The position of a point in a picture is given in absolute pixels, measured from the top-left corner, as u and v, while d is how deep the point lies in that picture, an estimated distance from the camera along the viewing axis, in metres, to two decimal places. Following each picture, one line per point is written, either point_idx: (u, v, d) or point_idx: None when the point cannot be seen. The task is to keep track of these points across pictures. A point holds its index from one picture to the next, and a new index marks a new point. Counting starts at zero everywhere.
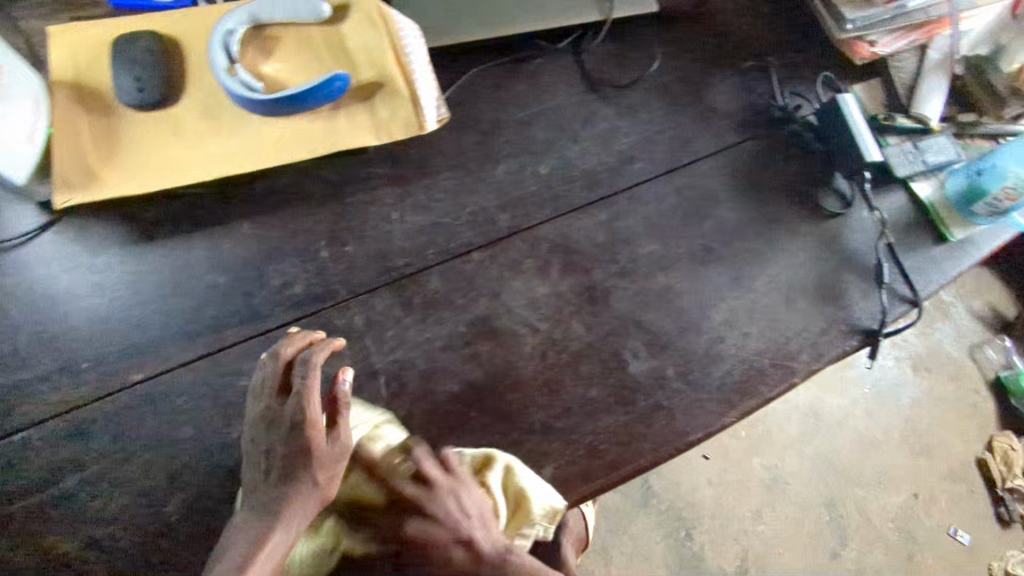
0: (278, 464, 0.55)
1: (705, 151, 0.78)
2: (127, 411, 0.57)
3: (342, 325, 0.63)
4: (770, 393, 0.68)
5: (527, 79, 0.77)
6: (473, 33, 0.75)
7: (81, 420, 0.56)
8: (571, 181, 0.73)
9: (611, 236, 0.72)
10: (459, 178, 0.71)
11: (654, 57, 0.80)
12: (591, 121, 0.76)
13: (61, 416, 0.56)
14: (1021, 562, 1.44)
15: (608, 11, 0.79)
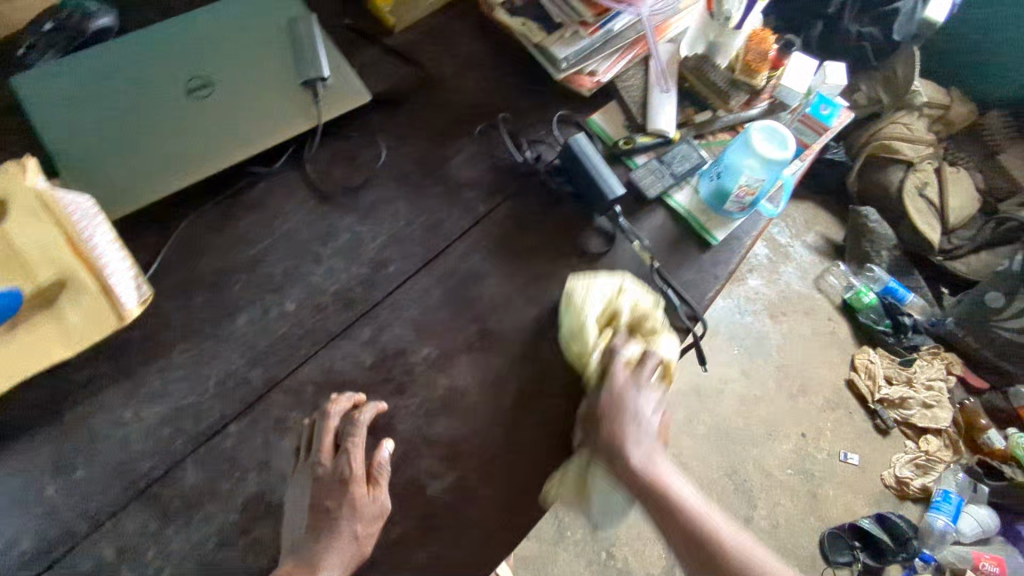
0: (322, 514, 0.58)
1: (460, 230, 0.75)
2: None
3: (90, 567, 0.55)
4: (580, 463, 0.66)
5: (250, 210, 0.71)
6: (164, 183, 0.67)
7: None
8: (324, 308, 0.68)
9: (381, 354, 0.68)
10: (196, 347, 0.64)
11: (383, 147, 0.77)
12: (331, 235, 0.72)
13: None
14: (909, 461, 1.53)
15: (317, 116, 0.74)
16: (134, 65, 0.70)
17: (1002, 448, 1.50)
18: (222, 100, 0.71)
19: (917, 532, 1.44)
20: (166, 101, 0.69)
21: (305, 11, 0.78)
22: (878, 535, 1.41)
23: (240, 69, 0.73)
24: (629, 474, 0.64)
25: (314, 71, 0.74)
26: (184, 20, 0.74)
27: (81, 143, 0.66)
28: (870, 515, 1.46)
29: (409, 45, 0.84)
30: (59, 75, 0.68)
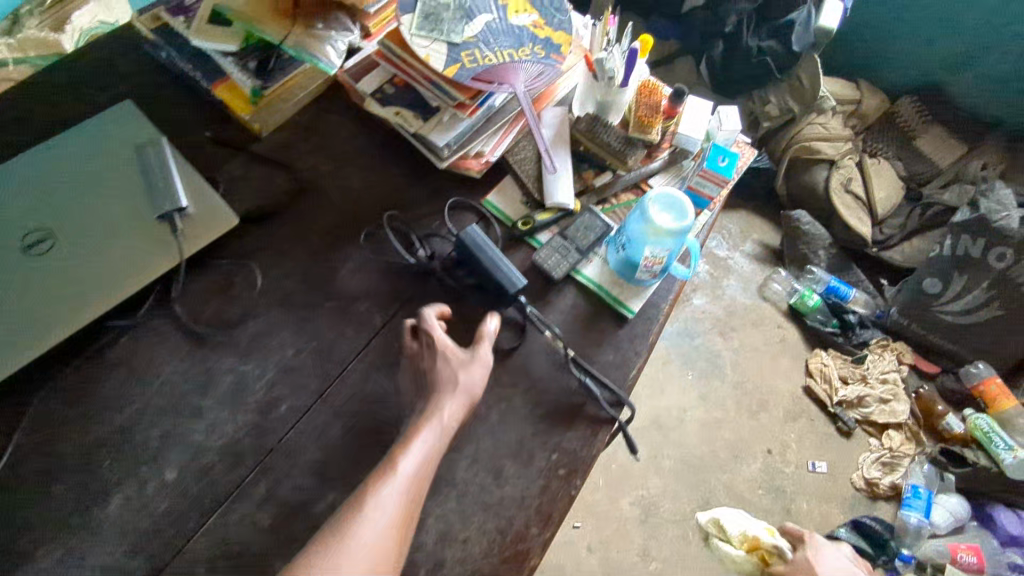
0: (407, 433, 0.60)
1: (357, 348, 0.69)
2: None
3: None
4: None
5: (116, 369, 0.64)
6: (4, 360, 0.60)
7: None
8: (210, 469, 0.62)
9: (281, 511, 0.61)
10: (65, 545, 0.57)
11: (260, 270, 0.71)
12: (211, 382, 0.65)
13: None
14: (876, 460, 1.50)
15: (179, 250, 0.67)
16: None
17: (963, 432, 1.50)
18: (67, 251, 0.64)
19: (894, 531, 1.40)
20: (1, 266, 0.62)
21: (155, 134, 0.72)
22: (858, 545, 1.36)
23: (86, 213, 0.66)
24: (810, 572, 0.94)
25: (170, 202, 0.67)
26: (19, 169, 0.67)
27: None
28: (845, 523, 1.42)
29: (280, 148, 0.78)
30: None
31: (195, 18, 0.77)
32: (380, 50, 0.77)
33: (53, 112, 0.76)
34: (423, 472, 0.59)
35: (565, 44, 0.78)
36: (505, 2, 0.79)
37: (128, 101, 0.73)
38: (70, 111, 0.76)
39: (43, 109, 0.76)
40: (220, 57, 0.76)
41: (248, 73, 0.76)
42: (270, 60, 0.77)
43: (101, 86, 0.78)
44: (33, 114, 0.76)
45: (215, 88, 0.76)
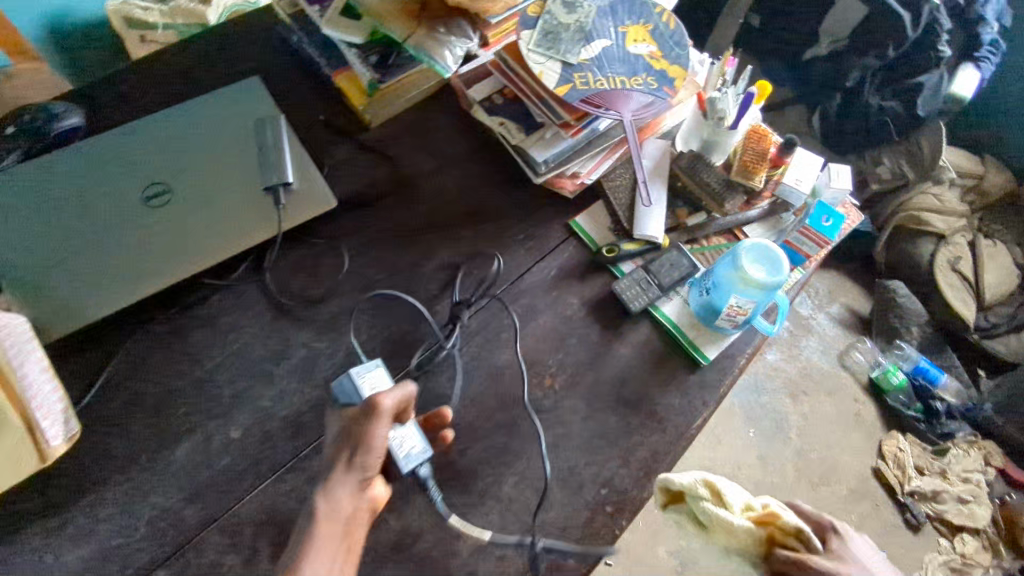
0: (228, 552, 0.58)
1: (424, 344, 0.71)
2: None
3: None
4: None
5: (204, 324, 0.68)
6: (110, 296, 0.65)
7: None
8: (271, 436, 0.64)
9: (330, 490, 0.62)
10: (131, 481, 0.60)
11: (347, 255, 0.74)
12: (287, 353, 0.68)
13: None
14: (943, 564, 1.38)
15: (278, 222, 0.71)
16: (94, 173, 0.69)
17: None
18: (180, 206, 0.69)
19: None
20: (122, 210, 0.68)
21: (274, 111, 0.77)
22: None
23: (203, 176, 0.71)
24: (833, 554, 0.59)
25: (277, 176, 0.71)
26: (154, 126, 0.73)
27: (32, 258, 0.64)
28: None
29: (384, 140, 0.81)
30: (20, 188, 0.68)
31: (328, 7, 0.80)
32: (496, 60, 0.80)
33: (192, 79, 0.82)
34: (331, 512, 0.57)
35: (680, 78, 0.78)
36: (625, 29, 0.80)
37: (255, 78, 0.79)
38: (206, 81, 0.82)
39: (183, 76, 0.83)
40: (346, 48, 0.80)
41: (367, 65, 0.79)
42: (391, 57, 0.80)
43: (236, 61, 0.85)
44: (173, 79, 0.82)
45: (336, 77, 0.81)
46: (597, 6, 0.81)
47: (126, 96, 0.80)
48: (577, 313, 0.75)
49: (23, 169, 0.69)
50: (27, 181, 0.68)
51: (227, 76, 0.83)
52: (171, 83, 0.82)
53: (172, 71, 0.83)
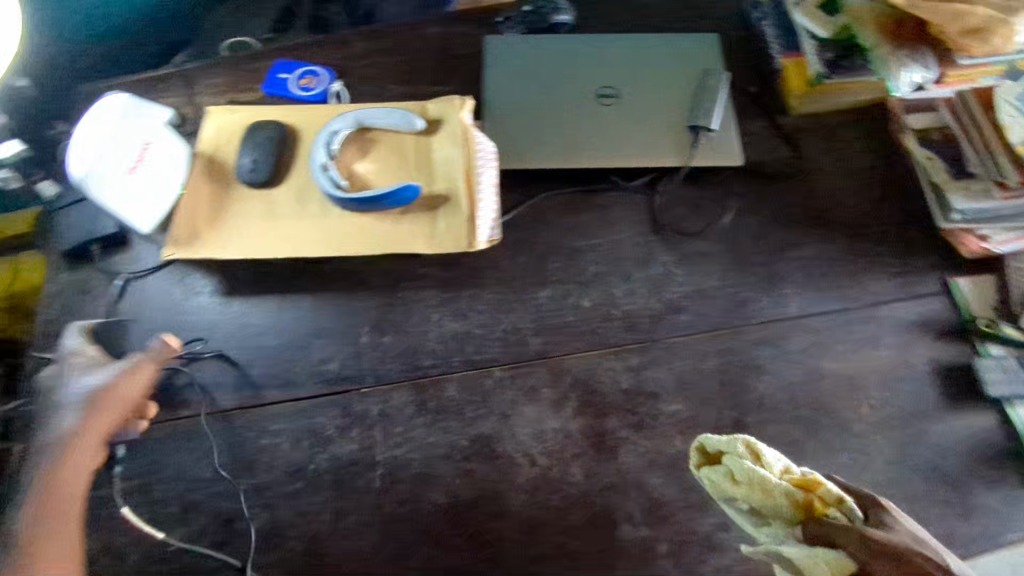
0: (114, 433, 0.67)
1: (763, 316, 0.74)
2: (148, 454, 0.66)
3: (359, 409, 0.68)
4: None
5: (595, 213, 0.81)
6: (548, 154, 0.81)
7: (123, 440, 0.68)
8: (610, 319, 0.74)
9: (639, 385, 0.70)
10: (503, 294, 0.75)
11: (729, 212, 0.81)
12: (648, 263, 0.77)
13: None
14: None
15: (689, 156, 0.81)
16: (572, 64, 0.88)
17: None
18: (622, 111, 0.83)
19: None
20: (581, 97, 0.85)
21: (720, 69, 0.87)
22: None
23: (647, 95, 0.85)
24: None
25: (705, 121, 0.81)
26: (626, 47, 0.89)
27: (511, 105, 0.84)
28: None
29: (799, 131, 0.87)
30: (520, 54, 0.89)
31: None
32: (954, 101, 0.81)
33: (658, 24, 0.96)
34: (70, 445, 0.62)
35: None
36: None
37: (715, 38, 0.91)
38: (669, 28, 0.95)
39: (653, 18, 0.96)
40: (806, 37, 0.87)
41: (821, 59, 0.84)
42: (847, 59, 0.84)
43: (698, 19, 0.96)
44: (644, 18, 0.96)
45: (783, 61, 0.88)
46: None
47: (605, 18, 0.96)
48: (922, 365, 0.72)
49: (526, 41, 0.90)
50: (527, 54, 0.89)
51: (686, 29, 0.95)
52: (642, 20, 0.96)
53: (645, 11, 0.97)
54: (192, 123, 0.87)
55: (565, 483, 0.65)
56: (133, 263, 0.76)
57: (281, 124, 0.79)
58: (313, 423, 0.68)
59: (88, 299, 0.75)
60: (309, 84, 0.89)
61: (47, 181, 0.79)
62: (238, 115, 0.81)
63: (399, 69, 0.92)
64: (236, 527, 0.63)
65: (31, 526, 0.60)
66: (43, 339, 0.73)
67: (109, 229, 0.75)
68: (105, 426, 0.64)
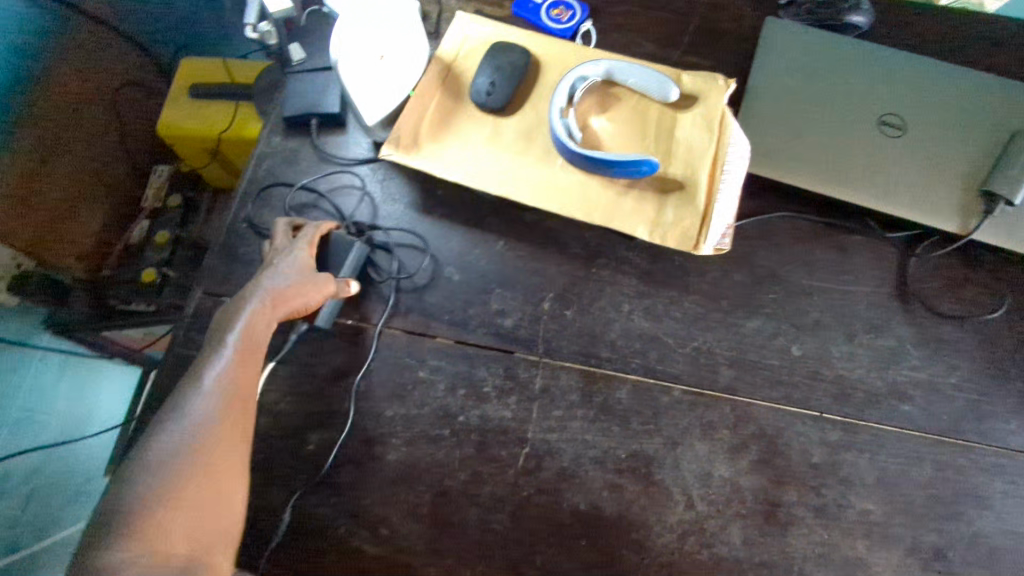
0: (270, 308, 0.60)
1: (1002, 441, 0.62)
2: (311, 346, 0.65)
3: (521, 377, 0.64)
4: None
5: (834, 253, 0.69)
6: (798, 172, 0.70)
7: None
8: (819, 379, 0.64)
9: (831, 464, 0.61)
10: (705, 310, 0.67)
11: (1001, 307, 0.67)
12: (881, 330, 0.66)
13: None
14: None
15: (969, 227, 0.67)
16: (860, 73, 0.73)
17: None
18: (904, 149, 0.69)
19: None
20: (859, 117, 0.71)
21: None
22: None
23: (940, 138, 0.70)
24: None
25: (1008, 191, 0.65)
26: (935, 74, 0.73)
27: (773, 102, 0.73)
28: None
29: None
30: (799, 43, 0.75)
31: None
32: None
33: (971, 58, 0.80)
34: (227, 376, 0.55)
35: None
36: None
37: None
38: (984, 68, 0.79)
39: (967, 51, 0.80)
40: None
41: None
42: None
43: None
44: (955, 48, 0.80)
45: None
46: None
47: (907, 31, 0.81)
48: None
49: (809, 31, 0.76)
50: (814, 48, 0.75)
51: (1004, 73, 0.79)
52: (952, 49, 0.80)
53: (959, 39, 0.81)
54: (431, 25, 0.83)
55: (719, 540, 0.58)
56: (342, 149, 0.74)
57: (526, 53, 0.73)
58: (472, 374, 0.64)
59: (293, 172, 0.74)
60: (560, 16, 0.81)
61: (295, 42, 0.76)
62: (483, 28, 0.75)
63: (656, 27, 0.83)
64: (373, 451, 0.61)
65: (184, 474, 0.49)
66: (243, 199, 0.73)
67: (332, 110, 0.73)
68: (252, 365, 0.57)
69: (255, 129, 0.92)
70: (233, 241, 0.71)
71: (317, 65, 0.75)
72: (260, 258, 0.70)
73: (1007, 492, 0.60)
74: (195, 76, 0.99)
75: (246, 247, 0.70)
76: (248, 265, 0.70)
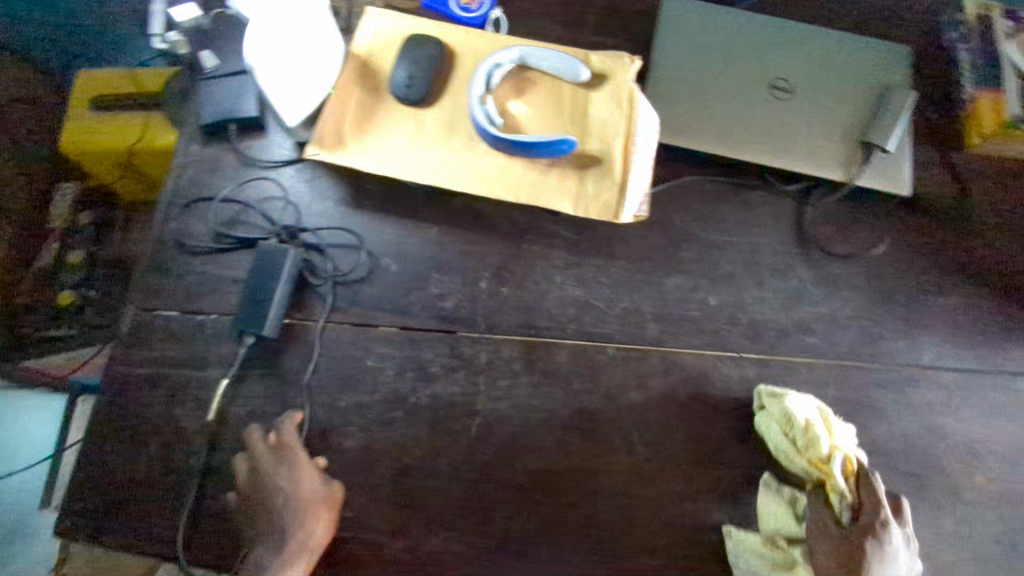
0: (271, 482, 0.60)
1: (890, 358, 0.71)
2: (259, 348, 0.67)
3: (467, 354, 0.67)
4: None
5: (740, 209, 0.76)
6: (703, 138, 0.76)
7: (228, 328, 0.67)
8: (735, 323, 0.71)
9: (751, 397, 0.68)
10: (630, 272, 0.72)
11: (886, 241, 0.75)
12: (785, 274, 0.74)
13: (200, 318, 0.68)
14: None
15: (853, 175, 0.75)
16: (748, 43, 0.80)
17: None
18: (792, 110, 0.77)
19: None
20: (751, 83, 0.78)
21: (906, 85, 0.80)
22: None
23: (822, 98, 0.78)
24: None
25: (880, 139, 0.74)
26: (813, 37, 0.81)
27: (675, 75, 0.78)
28: None
29: (973, 173, 0.80)
30: (693, 18, 0.81)
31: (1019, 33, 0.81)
32: None
33: (844, 20, 0.87)
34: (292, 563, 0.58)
35: None
36: None
37: (907, 48, 0.82)
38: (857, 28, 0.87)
39: (841, 14, 0.87)
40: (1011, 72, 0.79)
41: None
42: None
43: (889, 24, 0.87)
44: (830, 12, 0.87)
45: (978, 95, 0.80)
46: None
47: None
48: None
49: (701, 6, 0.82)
50: (707, 21, 0.81)
51: (873, 32, 0.87)
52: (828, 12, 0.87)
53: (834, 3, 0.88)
54: (341, 20, 0.83)
55: (660, 477, 0.64)
56: (265, 151, 0.74)
57: (441, 44, 0.75)
58: (420, 357, 0.67)
59: (216, 179, 0.73)
60: (470, 6, 0.82)
61: (206, 48, 0.75)
62: (395, 22, 0.77)
63: (561, 10, 0.86)
64: (332, 440, 0.64)
65: None
66: (165, 210, 0.72)
67: (250, 113, 0.73)
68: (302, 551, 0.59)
69: (167, 138, 0.89)
70: (161, 254, 0.70)
71: (229, 70, 0.75)
72: (192, 268, 0.69)
73: (898, 401, 0.69)
74: (98, 88, 0.96)
75: (175, 259, 0.70)
76: (180, 276, 0.69)
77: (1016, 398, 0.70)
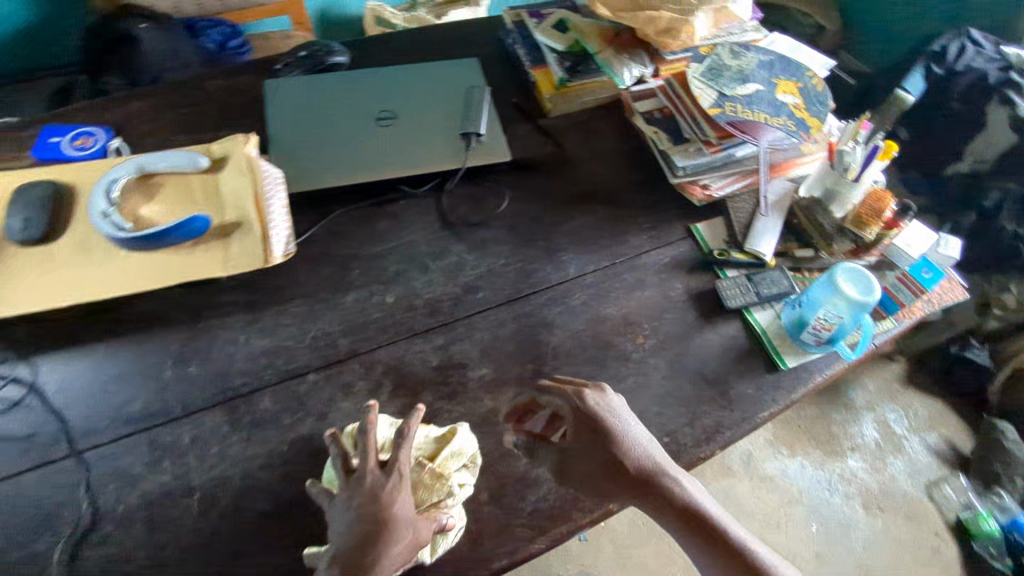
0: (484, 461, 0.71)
1: (546, 283, 0.84)
2: None
3: (170, 440, 0.67)
4: (587, 466, 0.67)
5: (389, 219, 0.86)
6: (334, 175, 0.85)
7: None
8: (414, 308, 0.80)
9: (447, 360, 0.77)
10: (309, 306, 0.78)
11: (508, 200, 0.90)
12: (442, 255, 0.84)
13: None
14: None
15: (463, 160, 0.89)
16: (347, 94, 0.92)
17: None
18: (399, 129, 0.89)
19: None
20: (358, 121, 0.89)
21: (484, 83, 0.96)
22: None
23: (420, 113, 0.91)
24: (684, 506, 0.65)
25: (473, 126, 0.89)
26: (403, 72, 0.95)
27: (293, 136, 0.87)
28: None
29: (560, 128, 0.99)
30: (296, 91, 0.92)
31: (544, 23, 1.01)
32: (663, 85, 0.95)
33: (426, 54, 1.04)
34: (585, 455, 0.68)
35: (816, 128, 0.87)
36: (777, 81, 0.91)
37: (477, 59, 0.99)
38: (436, 57, 1.04)
39: (421, 51, 1.05)
40: (547, 50, 0.98)
41: (562, 67, 0.97)
42: (582, 64, 0.97)
43: (461, 48, 1.06)
44: (410, 51, 1.04)
45: (533, 71, 0.99)
46: (759, 58, 0.93)
47: (376, 53, 1.03)
48: (679, 296, 0.86)
49: (298, 80, 0.93)
50: (308, 90, 0.92)
51: (451, 55, 1.05)
52: (411, 50, 1.04)
53: (413, 45, 1.05)
54: None
55: None
56: None
57: (50, 182, 0.74)
58: (121, 464, 0.65)
59: None
60: (84, 144, 0.82)
61: None
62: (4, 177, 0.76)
63: (180, 116, 0.91)
64: None
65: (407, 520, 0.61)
66: None
67: None
68: (586, 434, 0.68)
69: None
70: None
71: None
72: None
73: (564, 312, 0.82)
74: None
75: None
76: None
77: (647, 272, 0.87)
